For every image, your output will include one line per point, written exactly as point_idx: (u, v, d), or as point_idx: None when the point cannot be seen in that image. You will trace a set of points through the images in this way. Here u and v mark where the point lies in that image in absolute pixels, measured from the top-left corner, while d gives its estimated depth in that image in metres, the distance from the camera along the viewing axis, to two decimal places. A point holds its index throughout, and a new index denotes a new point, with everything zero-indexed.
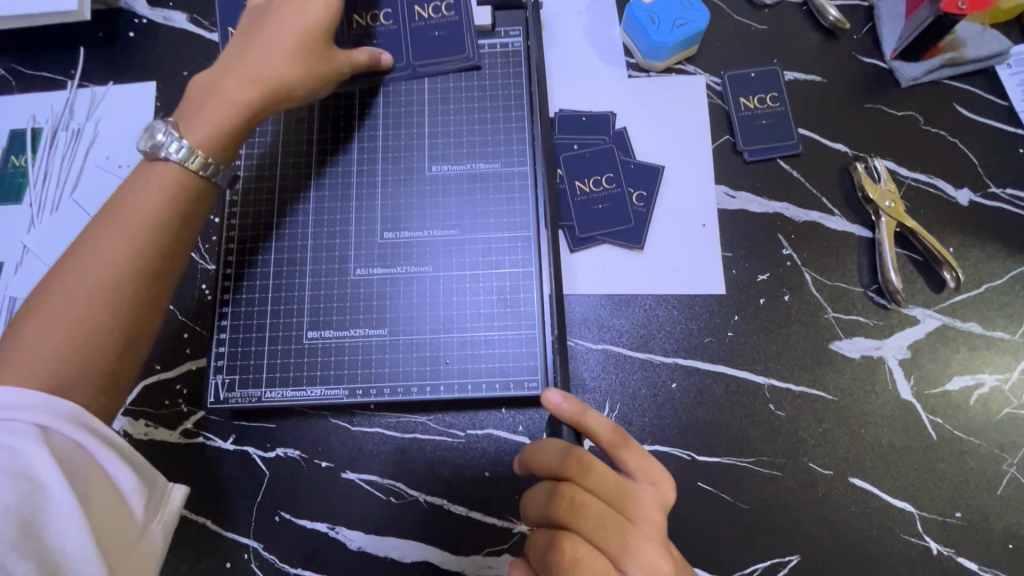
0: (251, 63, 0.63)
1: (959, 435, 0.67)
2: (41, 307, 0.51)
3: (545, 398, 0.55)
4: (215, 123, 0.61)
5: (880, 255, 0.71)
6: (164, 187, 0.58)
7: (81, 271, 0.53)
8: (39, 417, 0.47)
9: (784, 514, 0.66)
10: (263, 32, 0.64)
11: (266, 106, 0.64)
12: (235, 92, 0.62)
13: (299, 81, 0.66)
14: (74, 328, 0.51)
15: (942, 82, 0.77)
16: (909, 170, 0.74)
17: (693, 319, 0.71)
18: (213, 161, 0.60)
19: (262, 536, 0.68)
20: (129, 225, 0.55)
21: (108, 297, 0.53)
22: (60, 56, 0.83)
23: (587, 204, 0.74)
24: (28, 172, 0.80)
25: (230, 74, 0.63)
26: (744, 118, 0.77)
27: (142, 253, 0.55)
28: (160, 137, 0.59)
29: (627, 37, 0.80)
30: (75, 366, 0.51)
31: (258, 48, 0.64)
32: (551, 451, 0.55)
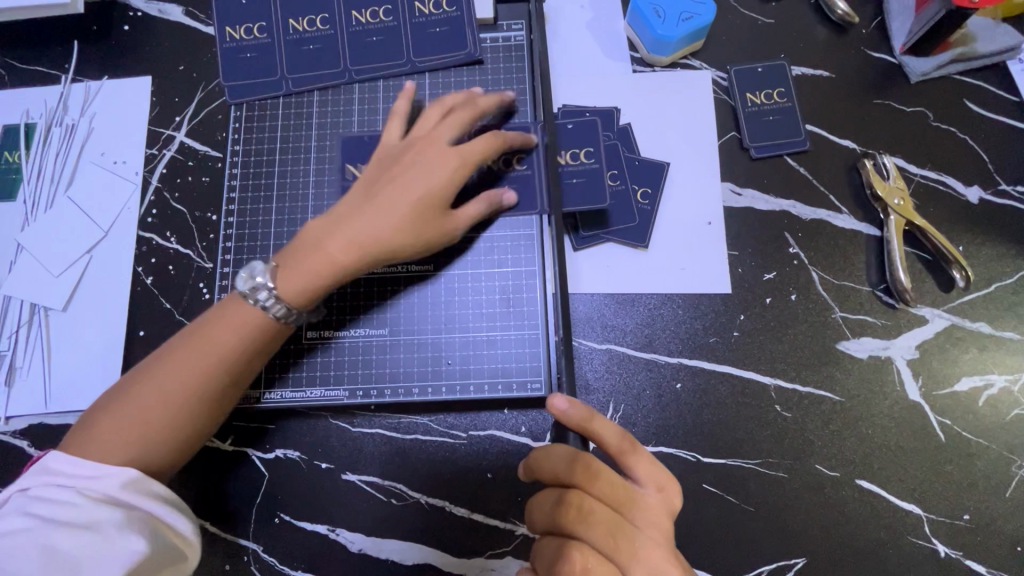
0: (352, 228, 0.62)
1: (968, 437, 0.66)
2: (117, 408, 0.57)
3: (550, 403, 0.56)
4: (318, 251, 0.61)
5: (889, 254, 0.70)
6: (238, 325, 0.60)
7: (155, 385, 0.58)
8: (109, 486, 0.54)
9: (789, 516, 0.65)
10: (380, 196, 0.63)
11: (364, 268, 0.63)
12: (349, 221, 0.62)
13: (407, 245, 0.63)
14: (137, 437, 0.56)
15: (951, 78, 0.76)
16: (918, 167, 0.73)
17: (698, 319, 0.70)
18: (294, 309, 0.61)
19: (262, 538, 0.67)
20: (202, 337, 0.59)
21: (183, 403, 0.58)
22: (54, 50, 0.82)
23: (564, 178, 0.70)
24: (22, 168, 0.79)
25: (330, 234, 0.62)
26: (750, 114, 0.75)
27: (225, 367, 0.59)
28: (258, 275, 0.61)
29: (632, 31, 0.78)
30: (150, 450, 0.57)
31: (376, 203, 0.63)
32: (558, 458, 0.55)
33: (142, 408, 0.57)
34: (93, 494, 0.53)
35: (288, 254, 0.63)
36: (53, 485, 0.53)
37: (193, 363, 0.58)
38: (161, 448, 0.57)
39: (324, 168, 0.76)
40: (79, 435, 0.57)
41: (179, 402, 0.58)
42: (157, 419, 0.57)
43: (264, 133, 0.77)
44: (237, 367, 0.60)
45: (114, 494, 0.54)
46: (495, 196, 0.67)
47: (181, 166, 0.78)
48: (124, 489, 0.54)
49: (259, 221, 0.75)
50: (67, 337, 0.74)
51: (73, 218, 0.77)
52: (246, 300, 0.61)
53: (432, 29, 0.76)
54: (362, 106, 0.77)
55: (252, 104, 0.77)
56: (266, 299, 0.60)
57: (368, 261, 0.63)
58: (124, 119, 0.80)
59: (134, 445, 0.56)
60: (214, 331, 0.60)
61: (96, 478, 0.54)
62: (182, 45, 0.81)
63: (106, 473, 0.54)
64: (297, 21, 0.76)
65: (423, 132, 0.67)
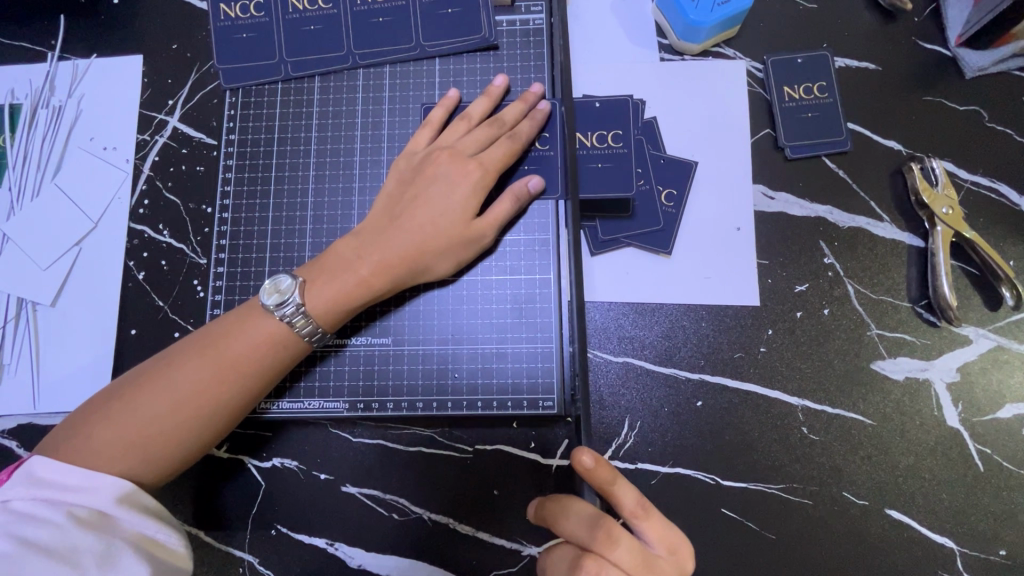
0: (383, 249, 0.61)
1: (1008, 467, 0.62)
2: (125, 404, 0.55)
3: (575, 462, 0.50)
4: (348, 274, 0.60)
5: (933, 267, 0.64)
6: (261, 338, 0.58)
7: (166, 385, 0.55)
8: (100, 502, 0.50)
9: (813, 546, 0.62)
10: (408, 216, 0.62)
11: (391, 291, 0.62)
12: (379, 244, 0.61)
13: (438, 261, 0.62)
14: (140, 438, 0.54)
15: (1010, 73, 0.69)
16: (969, 173, 0.67)
17: (723, 332, 0.66)
18: (321, 328, 0.60)
19: (258, 550, 0.65)
20: (222, 345, 0.57)
21: (194, 412, 0.55)
22: (38, 24, 0.76)
23: (586, 160, 0.65)
24: (7, 153, 0.74)
25: (355, 255, 0.61)
26: (787, 110, 0.69)
27: (239, 382, 0.57)
28: (286, 288, 0.59)
29: (661, 15, 0.72)
30: (152, 458, 0.54)
31: (404, 223, 0.62)
32: (575, 518, 0.51)
33: (148, 414, 0.54)
34: (81, 511, 0.50)
35: (313, 273, 0.61)
36: (36, 499, 0.49)
37: (205, 373, 0.56)
38: (162, 456, 0.55)
39: (325, 161, 0.71)
40: (71, 436, 0.54)
41: (189, 412, 0.55)
42: (165, 427, 0.54)
43: (261, 121, 0.72)
44: (251, 383, 0.57)
45: (105, 510, 0.51)
46: (521, 187, 0.64)
47: (173, 154, 0.73)
48: (117, 505, 0.51)
49: (256, 217, 0.70)
50: (56, 334, 0.70)
51: (60, 207, 0.73)
52: (272, 312, 0.58)
53: (442, 10, 0.70)
54: (367, 93, 0.71)
55: (248, 90, 0.72)
56: (294, 313, 0.58)
57: (401, 279, 0.61)
58: (114, 101, 0.75)
59: (136, 452, 0.53)
60: (233, 343, 0.57)
61: (87, 491, 0.51)
62: (174, 21, 0.76)
63: (100, 483, 0.51)
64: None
65: (447, 143, 0.65)
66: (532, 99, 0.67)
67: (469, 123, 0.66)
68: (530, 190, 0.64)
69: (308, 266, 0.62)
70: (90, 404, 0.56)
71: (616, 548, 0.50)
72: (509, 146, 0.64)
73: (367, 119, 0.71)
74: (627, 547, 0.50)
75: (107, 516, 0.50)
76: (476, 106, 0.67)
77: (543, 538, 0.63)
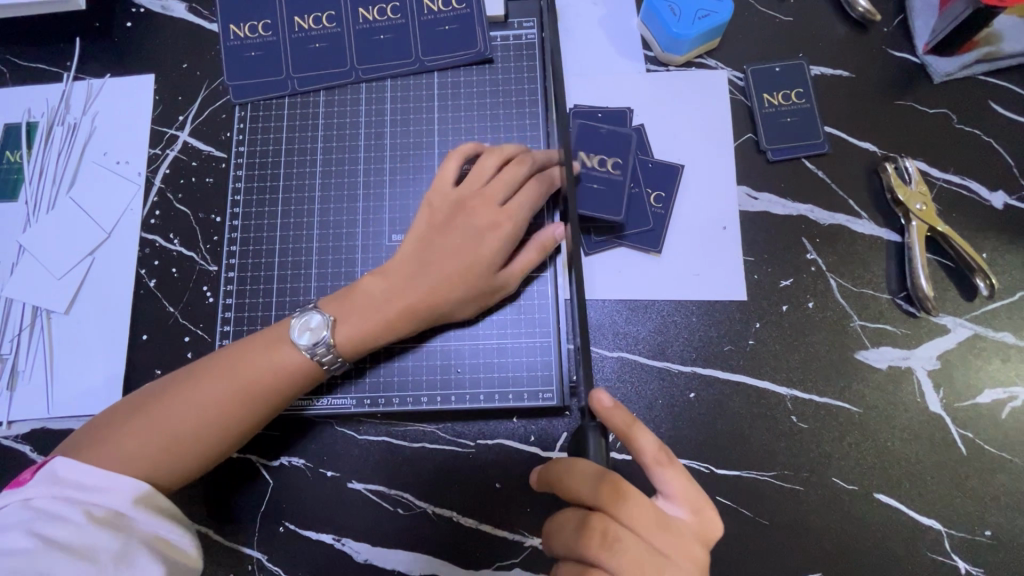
0: (410, 292, 0.64)
1: (990, 451, 0.64)
2: (149, 417, 0.57)
3: (595, 400, 0.53)
4: (376, 313, 0.63)
5: (910, 260, 0.68)
6: (282, 366, 0.60)
7: (188, 403, 0.58)
8: (118, 502, 0.53)
9: (805, 531, 0.64)
10: (439, 258, 0.65)
11: (414, 331, 0.65)
12: (404, 288, 0.64)
13: (461, 305, 0.65)
14: (163, 449, 0.56)
15: (976, 78, 0.73)
16: (941, 171, 0.71)
17: (713, 326, 0.68)
18: (341, 357, 0.63)
19: (266, 547, 0.66)
20: (245, 360, 0.60)
21: (219, 427, 0.58)
22: (55, 46, 0.80)
23: (585, 180, 0.70)
24: (23, 168, 0.77)
25: (381, 295, 0.64)
26: (767, 116, 0.73)
27: (261, 408, 0.60)
28: (317, 326, 0.62)
29: (646, 28, 0.76)
30: (174, 470, 0.57)
31: (430, 268, 0.64)
32: (585, 474, 0.52)
33: (177, 427, 0.57)
34: (99, 510, 0.52)
35: (341, 309, 0.63)
36: (57, 497, 0.51)
37: (232, 390, 0.59)
38: (186, 462, 0.58)
39: (330, 170, 0.74)
40: (101, 439, 0.56)
41: (215, 425, 0.58)
42: (192, 439, 0.57)
43: (268, 134, 0.75)
44: (271, 406, 0.60)
45: (122, 510, 0.53)
46: (547, 239, 0.67)
47: (184, 167, 0.76)
48: (134, 505, 0.53)
49: (265, 225, 0.73)
50: (69, 341, 0.73)
51: (74, 219, 0.76)
52: (301, 350, 0.61)
53: (440, 27, 0.74)
54: (369, 106, 0.75)
55: (256, 104, 0.76)
56: (324, 350, 0.61)
57: (422, 324, 0.65)
58: (127, 117, 0.79)
59: (165, 457, 0.56)
60: (256, 363, 0.60)
61: (107, 490, 0.53)
62: (184, 42, 0.80)
63: (120, 485, 0.53)
64: (303, 18, 0.75)
65: (477, 182, 0.67)
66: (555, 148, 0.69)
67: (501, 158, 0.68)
68: (553, 187, 0.68)
69: (331, 299, 0.65)
70: (118, 410, 0.59)
71: (624, 502, 0.51)
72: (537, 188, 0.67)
73: (369, 130, 0.75)
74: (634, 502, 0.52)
75: (123, 516, 0.52)
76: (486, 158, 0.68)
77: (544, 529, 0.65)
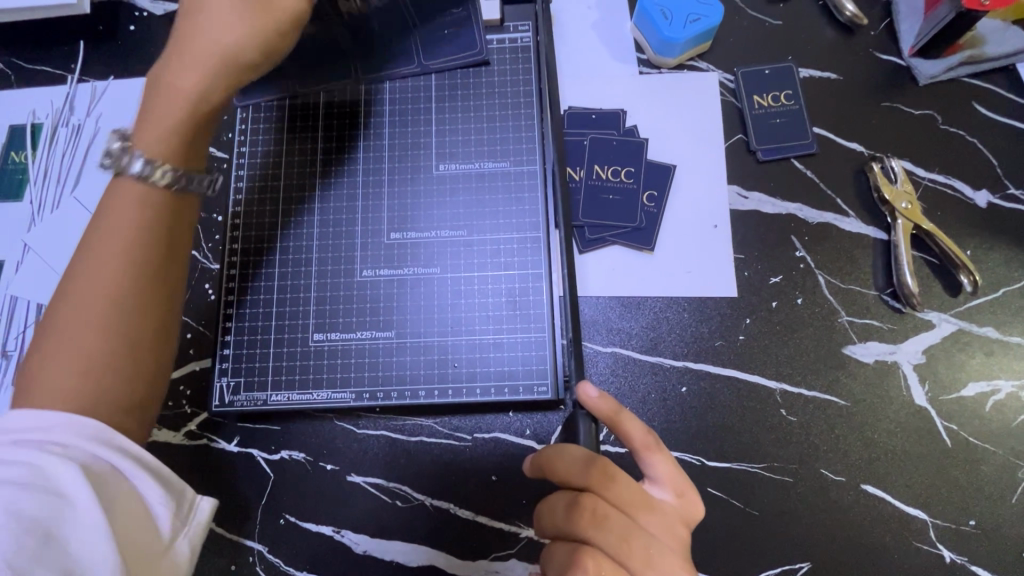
0: (180, 52, 0.56)
1: (973, 442, 0.66)
2: (42, 352, 0.49)
3: (581, 392, 0.56)
4: (166, 88, 0.55)
5: (896, 257, 0.70)
6: (163, 144, 0.54)
7: (72, 309, 0.50)
8: (68, 439, 0.46)
9: (794, 521, 0.65)
10: (189, 15, 0.57)
11: (234, 81, 0.57)
12: (160, 69, 0.56)
13: (212, 81, 0.56)
14: (80, 379, 0.48)
15: (960, 80, 0.75)
16: (926, 171, 0.73)
17: (704, 322, 0.70)
18: (179, 163, 0.55)
19: (267, 539, 0.68)
20: (129, 195, 0.53)
21: (106, 327, 0.50)
22: (60, 49, 0.82)
23: (576, 192, 0.73)
24: (28, 168, 0.79)
25: (171, 100, 0.55)
26: (757, 117, 0.75)
27: (160, 193, 0.53)
28: (121, 153, 0.53)
29: (639, 32, 0.78)
30: (100, 394, 0.49)
31: (203, 16, 0.56)
32: (574, 459, 0.55)
33: (70, 349, 0.49)
34: (50, 449, 0.46)
35: (149, 113, 0.55)
36: (2, 441, 0.45)
37: (117, 243, 0.51)
38: (73, 383, 0.48)
39: (330, 169, 0.75)
40: (20, 380, 0.49)
41: (96, 334, 0.50)
42: (75, 359, 0.49)
43: (270, 135, 0.77)
44: (168, 213, 0.54)
45: (76, 447, 0.46)
46: None
47: None
48: (90, 440, 0.47)
49: (265, 222, 0.74)
50: None
51: (78, 218, 0.77)
52: (127, 174, 0.53)
53: (441, 33, 0.76)
54: (368, 107, 0.77)
55: (258, 106, 0.77)
56: (144, 167, 0.53)
57: (212, 87, 0.56)
58: (130, 119, 0.80)
59: (51, 386, 0.48)
60: (124, 185, 0.53)
61: (51, 431, 0.46)
62: None
63: (59, 424, 0.47)
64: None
65: None
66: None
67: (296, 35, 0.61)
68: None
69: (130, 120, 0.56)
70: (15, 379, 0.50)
71: (612, 484, 0.53)
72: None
73: (369, 131, 0.76)
74: (622, 484, 0.54)
75: (78, 454, 0.46)
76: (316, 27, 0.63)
77: None
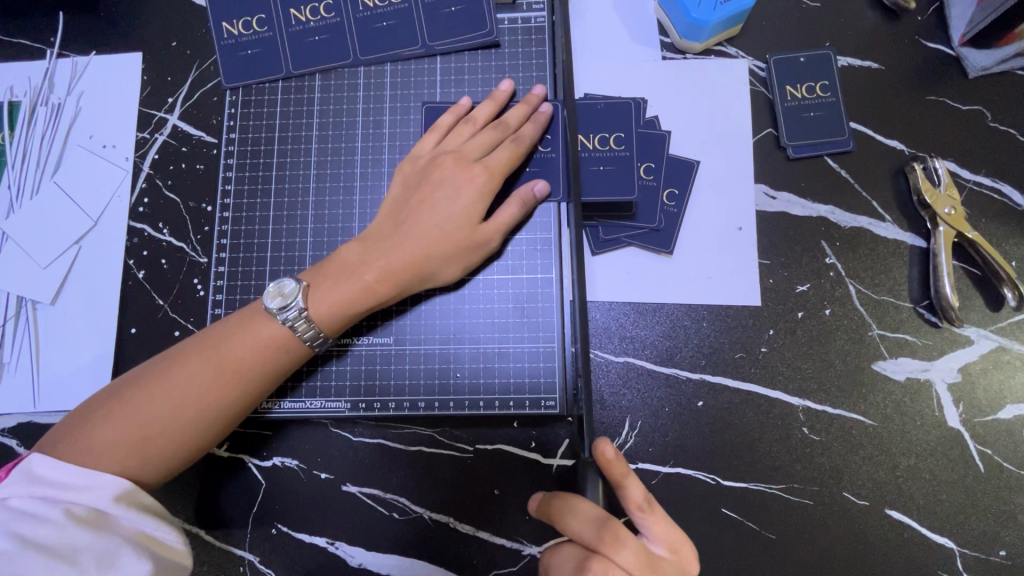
0: (389, 254, 0.61)
1: (1008, 468, 0.62)
2: (125, 404, 0.55)
3: (598, 449, 0.51)
4: (352, 279, 0.60)
5: (935, 268, 0.64)
6: (258, 347, 0.57)
7: (166, 387, 0.55)
8: (98, 500, 0.50)
9: (812, 546, 0.62)
10: (414, 218, 0.62)
11: (399, 294, 0.62)
12: (382, 251, 0.61)
13: (444, 268, 0.62)
14: (142, 440, 0.54)
15: (1013, 73, 0.69)
16: (971, 173, 0.67)
17: (724, 332, 0.65)
18: (323, 332, 0.60)
19: (258, 548, 0.65)
20: (228, 356, 0.57)
21: (192, 413, 0.55)
22: (36, 20, 0.76)
23: (587, 163, 0.66)
24: (6, 151, 0.74)
25: (369, 254, 0.61)
26: (789, 109, 0.69)
27: (240, 385, 0.57)
28: (290, 292, 0.59)
29: (663, 13, 0.71)
30: (151, 462, 0.54)
31: (410, 228, 0.61)
32: (585, 517, 0.52)
33: (150, 414, 0.54)
34: (79, 509, 0.49)
35: (319, 278, 0.61)
36: (34, 497, 0.49)
37: (211, 372, 0.56)
38: (166, 455, 0.55)
39: (326, 159, 0.71)
40: (75, 428, 0.54)
41: (195, 416, 0.55)
42: (165, 432, 0.54)
43: (262, 119, 0.71)
44: (249, 390, 0.57)
45: (104, 509, 0.50)
46: (528, 192, 0.63)
47: (173, 152, 0.73)
48: (115, 503, 0.51)
49: (257, 216, 0.70)
50: (56, 332, 0.70)
51: (59, 206, 0.72)
52: (275, 316, 0.59)
53: (447, 9, 0.70)
54: (368, 91, 0.71)
55: (248, 89, 0.72)
56: (296, 318, 0.58)
57: (405, 284, 0.61)
58: (114, 99, 0.75)
59: (137, 455, 0.54)
60: (230, 349, 0.57)
61: (86, 490, 0.51)
62: (173, 18, 0.75)
63: (99, 482, 0.51)
64: (300, 10, 0.70)
65: (452, 148, 0.65)
66: (501, 96, 0.67)
67: (474, 127, 0.66)
68: (536, 195, 0.63)
69: (306, 276, 0.61)
70: (95, 402, 0.56)
71: (622, 549, 0.50)
72: (515, 149, 0.64)
73: (368, 118, 0.71)
74: (633, 548, 0.51)
75: (104, 515, 0.50)
76: (480, 109, 0.67)
77: (544, 538, 0.63)
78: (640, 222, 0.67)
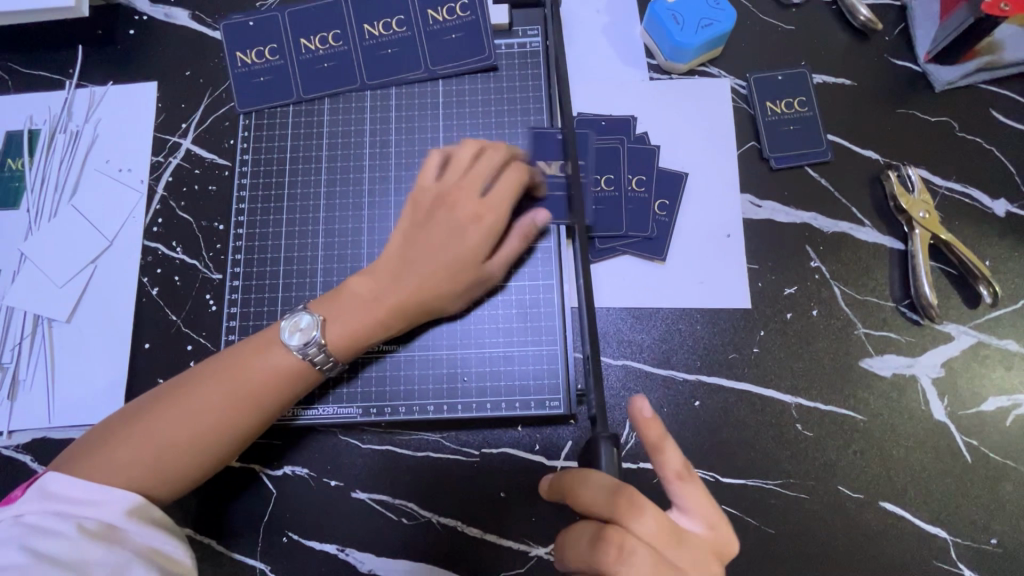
0: (401, 290, 0.63)
1: (994, 458, 0.64)
2: (145, 425, 0.56)
3: (637, 406, 0.52)
4: (367, 315, 0.63)
5: (914, 268, 0.68)
6: (275, 374, 0.60)
7: (186, 410, 0.57)
8: (110, 514, 0.52)
9: (810, 539, 0.63)
10: (423, 251, 0.65)
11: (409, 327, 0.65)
12: (393, 286, 0.64)
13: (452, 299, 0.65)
14: (160, 460, 0.56)
15: (977, 86, 0.74)
16: (943, 179, 0.71)
17: (716, 334, 0.68)
18: (333, 357, 0.62)
19: (269, 557, 0.66)
20: (245, 382, 0.59)
21: (210, 436, 0.57)
22: (57, 54, 0.80)
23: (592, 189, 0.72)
24: (25, 176, 0.77)
25: (381, 290, 0.64)
26: (771, 124, 0.74)
27: (257, 410, 0.59)
28: (307, 326, 0.61)
29: (649, 37, 0.76)
30: (166, 482, 0.56)
31: (419, 262, 0.64)
32: (598, 486, 0.51)
33: (168, 437, 0.56)
34: (91, 523, 0.51)
35: (330, 309, 0.63)
36: (48, 512, 0.51)
37: (229, 397, 0.58)
38: (182, 474, 0.57)
39: (335, 178, 0.74)
40: (94, 446, 0.56)
41: (215, 435, 0.58)
42: (185, 450, 0.56)
43: (273, 141, 0.75)
44: (264, 414, 0.60)
45: (115, 523, 0.52)
46: (532, 221, 0.67)
47: (187, 175, 0.76)
48: (127, 517, 0.52)
49: (269, 233, 0.73)
50: (70, 349, 0.72)
51: (76, 228, 0.75)
52: (294, 350, 0.61)
53: (447, 36, 0.74)
54: (374, 113, 0.75)
55: (260, 112, 0.76)
56: (316, 351, 0.61)
57: (416, 317, 0.64)
58: (130, 125, 0.78)
59: (154, 475, 0.56)
60: (249, 376, 0.59)
61: (99, 505, 0.52)
62: (188, 49, 0.80)
63: (113, 497, 0.53)
64: (309, 39, 0.75)
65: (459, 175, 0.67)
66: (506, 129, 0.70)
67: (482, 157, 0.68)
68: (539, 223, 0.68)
69: (318, 310, 0.63)
70: (113, 421, 0.58)
71: (639, 517, 0.50)
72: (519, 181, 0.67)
73: (373, 139, 0.75)
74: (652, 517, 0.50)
75: (116, 529, 0.51)
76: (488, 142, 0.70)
77: (549, 539, 0.65)
78: (634, 231, 0.71)
